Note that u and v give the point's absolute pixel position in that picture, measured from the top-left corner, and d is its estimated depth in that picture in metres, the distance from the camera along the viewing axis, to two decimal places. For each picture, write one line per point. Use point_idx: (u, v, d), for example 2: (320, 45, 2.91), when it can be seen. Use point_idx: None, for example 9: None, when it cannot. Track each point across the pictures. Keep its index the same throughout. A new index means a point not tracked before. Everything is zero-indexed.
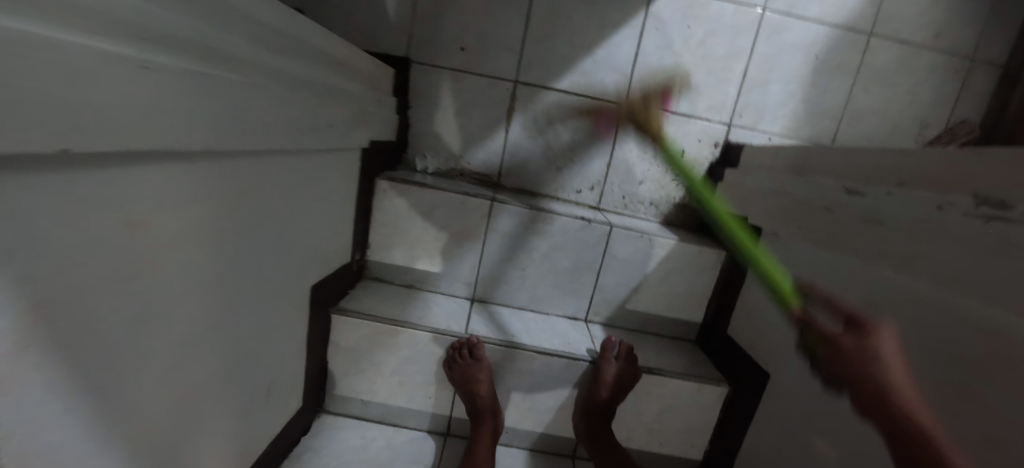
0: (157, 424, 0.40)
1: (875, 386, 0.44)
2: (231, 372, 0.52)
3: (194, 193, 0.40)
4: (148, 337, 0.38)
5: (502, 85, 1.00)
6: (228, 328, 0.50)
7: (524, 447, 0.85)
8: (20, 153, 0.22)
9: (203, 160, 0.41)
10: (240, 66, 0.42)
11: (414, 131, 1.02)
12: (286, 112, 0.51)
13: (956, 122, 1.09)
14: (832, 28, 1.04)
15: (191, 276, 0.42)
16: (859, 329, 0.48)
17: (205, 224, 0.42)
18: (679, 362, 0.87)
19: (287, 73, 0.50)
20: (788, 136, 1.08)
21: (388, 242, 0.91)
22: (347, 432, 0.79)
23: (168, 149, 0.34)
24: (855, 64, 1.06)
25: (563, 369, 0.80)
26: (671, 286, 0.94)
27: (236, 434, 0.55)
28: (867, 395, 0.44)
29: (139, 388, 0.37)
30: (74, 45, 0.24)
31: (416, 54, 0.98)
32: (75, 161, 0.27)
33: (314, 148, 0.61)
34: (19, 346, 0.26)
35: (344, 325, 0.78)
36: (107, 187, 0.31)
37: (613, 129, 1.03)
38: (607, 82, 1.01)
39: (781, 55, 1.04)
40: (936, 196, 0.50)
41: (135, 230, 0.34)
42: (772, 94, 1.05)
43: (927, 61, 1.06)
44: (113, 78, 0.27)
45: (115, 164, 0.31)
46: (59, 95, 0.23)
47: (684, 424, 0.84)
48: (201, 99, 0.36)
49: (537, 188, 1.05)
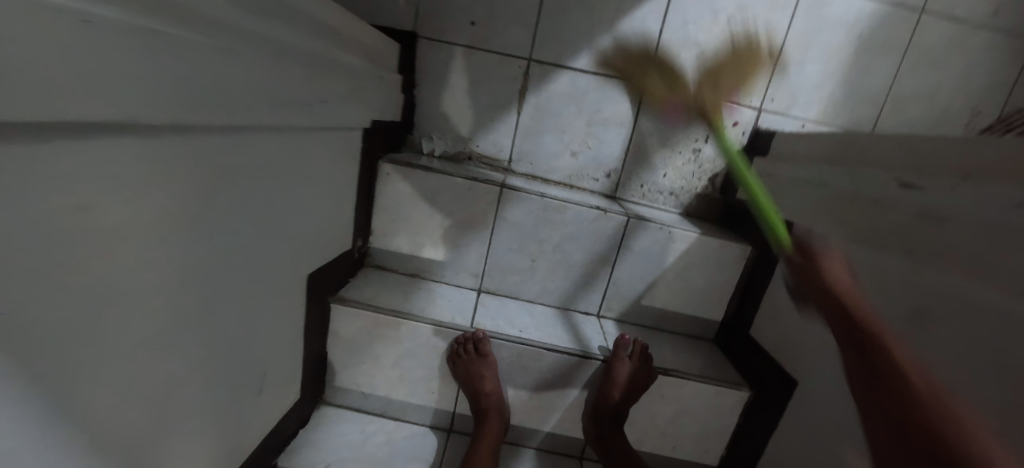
0: (123, 427, 0.37)
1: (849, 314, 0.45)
2: (213, 368, 0.48)
3: (166, 174, 0.36)
4: (109, 338, 0.33)
5: (514, 63, 0.93)
6: (210, 319, 0.46)
7: (530, 446, 0.81)
8: None
9: (174, 136, 0.36)
10: (221, 31, 0.37)
11: (420, 112, 0.96)
12: (274, 87, 0.46)
13: (1010, 110, 0.99)
14: (879, 4, 0.94)
15: (163, 268, 0.38)
16: (812, 257, 0.56)
17: (177, 211, 0.38)
18: (696, 362, 0.82)
19: (276, 40, 0.45)
20: (824, 122, 0.98)
21: (391, 229, 0.87)
22: (346, 425, 0.77)
23: (117, 121, 0.29)
24: (903, 43, 0.96)
25: (573, 368, 0.76)
26: (690, 282, 0.88)
27: (221, 431, 0.52)
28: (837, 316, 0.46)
29: (100, 391, 0.33)
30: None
31: (423, 29, 0.92)
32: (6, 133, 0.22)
33: (305, 126, 0.56)
34: None
35: (343, 316, 0.74)
36: (53, 167, 0.26)
37: (632, 111, 0.95)
38: (628, 61, 0.93)
39: (821, 31, 0.94)
40: (1014, 191, 0.44)
41: (87, 215, 0.29)
42: (808, 76, 0.95)
43: (984, 41, 0.96)
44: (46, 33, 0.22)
45: (58, 137, 0.26)
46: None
47: (700, 428, 0.79)
48: (160, 65, 0.31)
49: (550, 175, 0.99)
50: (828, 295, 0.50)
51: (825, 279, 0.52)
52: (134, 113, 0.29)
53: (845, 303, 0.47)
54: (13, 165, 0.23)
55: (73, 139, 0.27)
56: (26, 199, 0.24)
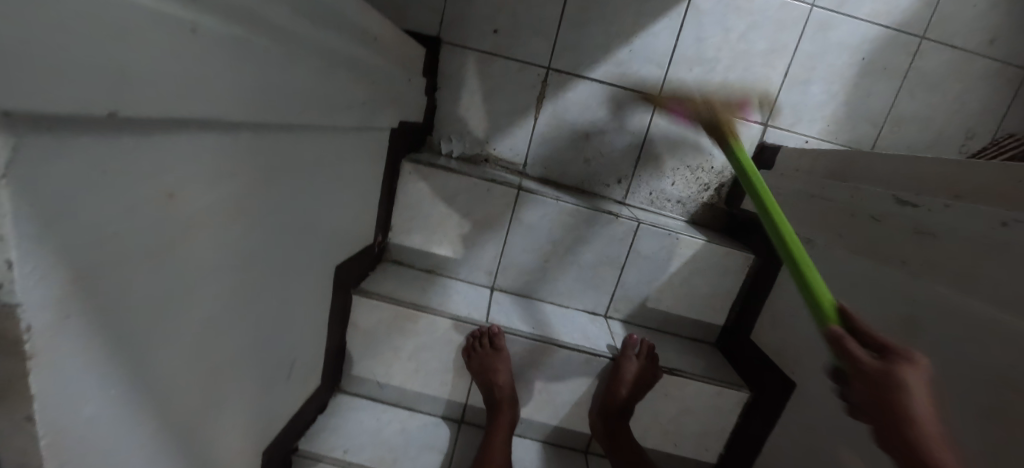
0: (186, 399, 0.40)
1: (912, 437, 0.36)
2: (254, 350, 0.52)
3: (234, 166, 0.39)
4: (179, 316, 0.37)
5: (533, 72, 0.97)
6: (256, 303, 0.49)
7: (537, 439, 0.84)
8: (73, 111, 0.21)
9: (243, 134, 0.39)
10: (289, 40, 0.40)
11: (440, 114, 1.00)
12: (323, 89, 0.49)
13: (1003, 135, 1.04)
14: (882, 29, 0.98)
15: (224, 253, 0.41)
16: (894, 358, 0.40)
17: (238, 201, 0.41)
18: (698, 363, 0.86)
19: (329, 47, 0.49)
20: (826, 139, 1.03)
21: (410, 226, 0.90)
22: (362, 413, 0.79)
23: (204, 118, 0.32)
24: (903, 68, 1.01)
25: (582, 365, 0.79)
26: (695, 287, 0.92)
27: (256, 411, 0.55)
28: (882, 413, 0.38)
29: (168, 364, 0.37)
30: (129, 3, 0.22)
31: (447, 35, 0.96)
32: (108, 124, 0.25)
33: (345, 126, 0.59)
34: (60, 314, 0.25)
35: (364, 307, 0.78)
36: (151, 158, 0.30)
37: (644, 122, 0.99)
38: (642, 74, 0.97)
39: (826, 53, 0.99)
40: (1001, 212, 0.47)
41: (174, 203, 0.33)
42: (812, 95, 1.01)
43: (980, 68, 1.01)
44: (163, 40, 0.25)
45: (157, 132, 0.29)
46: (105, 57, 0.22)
47: (700, 427, 0.83)
48: (243, 69, 0.34)
49: (562, 180, 1.03)
50: (895, 410, 0.37)
51: (890, 380, 0.38)
52: (220, 112, 0.33)
53: (922, 440, 0.36)
54: (116, 152, 0.27)
55: (168, 134, 0.31)
56: (124, 186, 0.28)
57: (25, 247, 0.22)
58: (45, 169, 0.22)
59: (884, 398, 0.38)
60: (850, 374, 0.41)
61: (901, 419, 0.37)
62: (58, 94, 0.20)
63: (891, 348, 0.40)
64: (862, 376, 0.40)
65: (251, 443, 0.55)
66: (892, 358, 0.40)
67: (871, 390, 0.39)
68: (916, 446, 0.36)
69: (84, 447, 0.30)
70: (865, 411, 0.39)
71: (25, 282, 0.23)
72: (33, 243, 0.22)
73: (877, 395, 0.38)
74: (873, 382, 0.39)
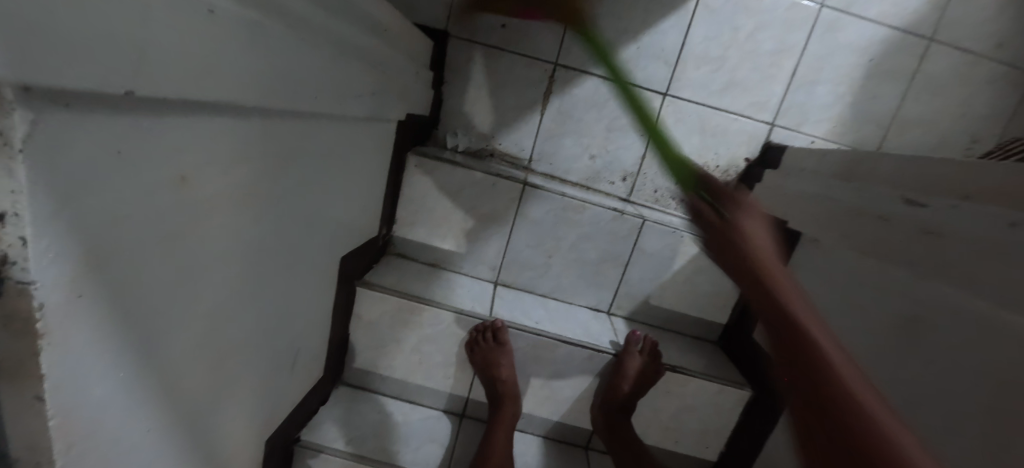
0: (193, 385, 0.40)
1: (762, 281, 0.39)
2: (260, 338, 0.51)
3: (245, 152, 0.39)
4: (189, 301, 0.37)
5: (540, 67, 0.97)
6: (263, 292, 0.49)
7: (538, 434, 0.84)
8: (90, 88, 0.21)
9: (255, 120, 0.39)
10: (303, 26, 0.40)
11: (446, 108, 1.00)
12: (334, 78, 0.49)
13: (1009, 138, 1.04)
14: (891, 30, 0.98)
15: (234, 239, 0.41)
16: (733, 212, 0.45)
17: (250, 187, 0.41)
18: (701, 362, 0.86)
19: (342, 36, 0.48)
20: (833, 140, 1.03)
21: (414, 219, 0.90)
22: (364, 405, 0.79)
23: (217, 102, 0.32)
24: (911, 70, 1.01)
25: (585, 361, 0.79)
26: (698, 286, 0.92)
27: (260, 400, 0.55)
28: (737, 265, 0.42)
29: (176, 349, 0.37)
30: None
31: (455, 28, 0.95)
32: (123, 105, 0.25)
33: (353, 116, 0.59)
34: (72, 294, 0.25)
35: (368, 299, 0.77)
36: (164, 141, 0.29)
37: (650, 119, 0.99)
38: (649, 71, 0.97)
39: (834, 54, 0.99)
40: (1009, 213, 0.47)
41: (187, 186, 0.33)
42: (818, 96, 1.00)
43: (988, 71, 1.01)
44: (182, 21, 0.25)
45: (173, 115, 0.29)
46: (126, 36, 0.22)
47: (702, 425, 0.83)
48: (257, 54, 0.34)
49: (567, 176, 1.02)
50: (730, 248, 0.43)
51: (721, 226, 0.44)
52: (233, 97, 0.33)
53: (756, 262, 0.40)
54: (131, 133, 0.26)
55: (182, 117, 0.30)
56: (137, 168, 0.28)
57: (40, 226, 0.22)
58: (61, 148, 0.22)
59: (722, 242, 0.44)
60: (709, 240, 0.46)
61: (737, 255, 0.42)
62: (75, 69, 0.20)
63: (729, 197, 0.46)
64: (710, 229, 0.45)
65: (254, 432, 0.55)
66: (730, 206, 0.46)
67: (716, 243, 0.45)
68: (750, 268, 0.41)
69: (92, 429, 0.30)
70: (718, 260, 0.44)
71: (39, 260, 0.22)
72: (48, 222, 0.22)
73: (721, 247, 0.44)
74: (716, 234, 0.44)
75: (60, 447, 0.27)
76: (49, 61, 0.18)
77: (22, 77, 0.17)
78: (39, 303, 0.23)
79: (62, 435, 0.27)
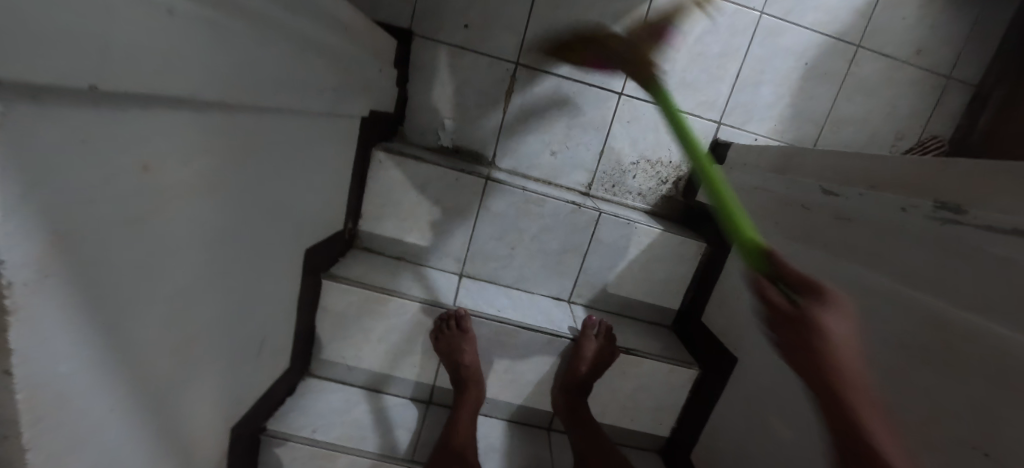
0: (155, 369, 0.42)
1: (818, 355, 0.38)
2: (222, 325, 0.53)
3: (205, 144, 0.41)
4: (151, 286, 0.39)
5: (503, 66, 1.00)
6: (225, 279, 0.51)
7: (502, 418, 0.89)
8: (57, 84, 0.23)
9: (216, 114, 0.41)
10: (262, 25, 0.42)
11: (412, 105, 1.02)
12: (294, 75, 0.52)
13: (928, 136, 1.16)
14: (823, 37, 1.07)
15: (196, 228, 0.43)
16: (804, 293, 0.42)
17: (211, 177, 0.43)
18: (654, 344, 0.93)
19: (301, 34, 0.51)
20: (774, 137, 1.12)
21: (380, 213, 0.92)
22: (331, 395, 0.81)
23: (176, 96, 0.34)
24: (841, 73, 1.10)
25: (546, 345, 0.84)
26: (653, 273, 0.98)
27: (223, 388, 0.56)
28: (796, 333, 0.40)
29: (138, 334, 0.38)
30: None
31: (418, 28, 0.98)
32: (88, 96, 0.27)
33: (314, 112, 0.61)
34: (40, 272, 0.27)
35: (334, 291, 0.79)
36: (128, 132, 0.32)
37: (608, 118, 1.05)
38: (605, 72, 1.02)
39: (775, 58, 1.07)
40: (902, 198, 0.54)
41: (150, 175, 0.35)
42: (761, 96, 1.09)
43: (908, 75, 1.12)
44: (142, 19, 0.28)
45: (138, 107, 0.32)
46: (93, 39, 0.24)
47: (654, 402, 0.90)
48: (215, 49, 0.36)
49: (530, 172, 1.06)
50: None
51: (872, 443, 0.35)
52: (195, 92, 0.35)
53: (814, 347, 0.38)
54: (98, 124, 0.29)
55: (142, 111, 0.32)
56: (101, 158, 0.30)
57: (12, 208, 0.24)
58: (27, 138, 0.24)
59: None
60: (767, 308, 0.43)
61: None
62: (50, 66, 0.22)
63: (808, 287, 0.42)
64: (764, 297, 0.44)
65: (218, 419, 0.56)
66: (802, 294, 0.42)
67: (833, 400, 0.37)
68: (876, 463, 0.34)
69: (57, 405, 0.31)
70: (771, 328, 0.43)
71: (8, 241, 0.24)
72: (20, 206, 0.24)
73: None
74: (835, 388, 0.37)
75: (27, 421, 0.29)
76: (25, 63, 0.20)
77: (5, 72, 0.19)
78: (8, 281, 0.25)
79: (32, 409, 0.29)
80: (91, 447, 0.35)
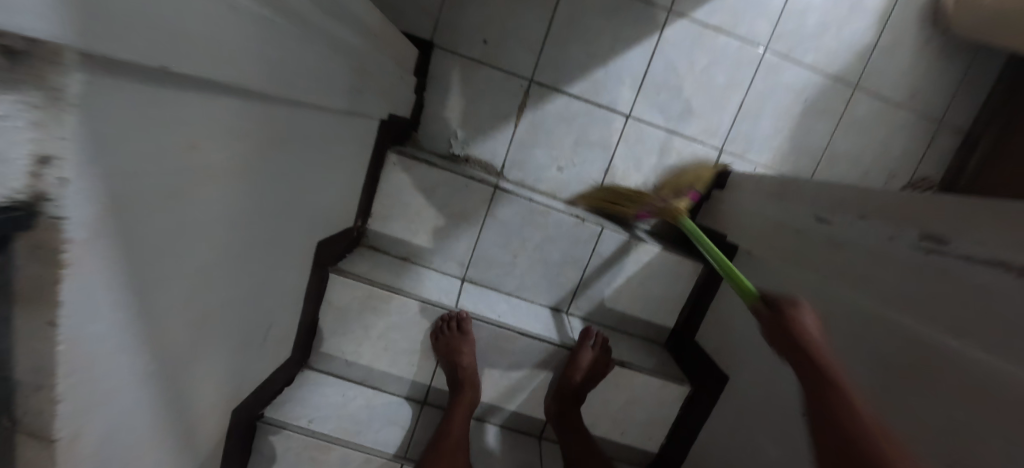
0: (174, 340, 0.43)
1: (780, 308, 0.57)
2: (235, 307, 0.54)
3: (242, 130, 0.44)
4: (182, 259, 0.41)
5: (517, 82, 1.05)
6: (244, 262, 0.53)
7: (495, 423, 0.89)
8: (134, 60, 0.26)
9: (254, 103, 0.44)
10: (305, 25, 0.46)
11: (426, 112, 1.06)
12: (326, 73, 0.55)
13: (918, 177, 1.21)
14: (822, 76, 1.13)
15: (225, 208, 0.45)
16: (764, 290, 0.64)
17: (244, 162, 0.46)
18: (648, 359, 0.94)
19: (336, 36, 0.54)
20: (772, 168, 1.16)
21: (389, 214, 0.94)
22: (328, 389, 0.81)
23: (223, 83, 0.37)
24: (839, 111, 1.16)
25: (543, 353, 0.86)
26: (650, 290, 1.01)
27: (229, 369, 0.57)
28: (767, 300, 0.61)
29: (164, 305, 0.40)
30: None
31: (439, 40, 1.02)
32: (154, 74, 0.30)
33: (338, 109, 0.64)
34: (93, 233, 0.29)
35: (340, 285, 0.81)
36: (181, 111, 0.34)
37: (615, 137, 1.09)
38: (614, 94, 1.07)
39: (776, 93, 1.12)
40: (890, 228, 0.58)
41: (195, 153, 0.38)
42: (761, 128, 1.14)
43: (901, 118, 1.17)
44: (209, 9, 0.30)
45: (192, 89, 0.34)
46: (167, 22, 0.27)
47: (646, 417, 0.91)
48: (263, 43, 0.39)
49: (537, 185, 1.10)
50: None
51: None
52: (241, 80, 0.38)
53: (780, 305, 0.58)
54: (158, 101, 0.31)
55: (195, 94, 0.35)
56: (157, 134, 0.32)
57: (77, 168, 0.26)
58: (99, 106, 0.26)
59: None
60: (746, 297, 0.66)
61: None
62: (127, 43, 0.25)
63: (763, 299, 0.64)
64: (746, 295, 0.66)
65: (220, 401, 0.57)
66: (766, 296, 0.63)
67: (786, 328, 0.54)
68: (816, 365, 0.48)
69: (88, 363, 0.33)
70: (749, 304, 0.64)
71: (71, 199, 0.27)
72: (84, 167, 0.27)
73: None
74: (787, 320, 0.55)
75: (62, 372, 0.31)
76: (108, 34, 0.23)
77: (92, 46, 0.22)
78: (68, 237, 0.27)
79: (69, 361, 0.31)
80: (110, 408, 0.37)
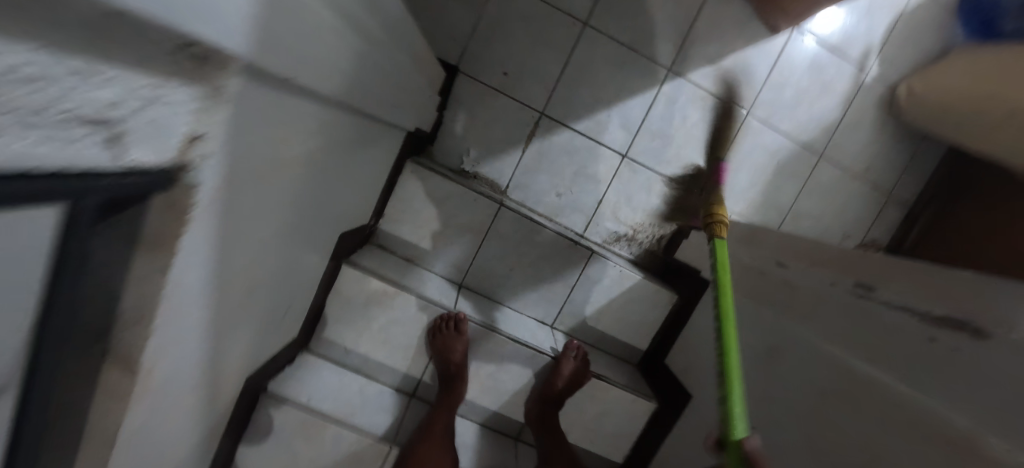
0: (227, 302, 0.50)
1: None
2: (272, 283, 0.61)
3: (316, 131, 0.52)
4: (254, 233, 0.48)
5: (530, 113, 1.16)
6: (288, 244, 0.60)
7: (476, 422, 0.95)
8: (276, 72, 0.34)
9: (328, 109, 0.53)
10: (376, 51, 0.55)
11: (444, 129, 1.15)
12: (379, 89, 0.64)
13: (867, 240, 1.37)
14: (793, 143, 1.29)
15: (289, 195, 0.53)
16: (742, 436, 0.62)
17: (311, 157, 0.54)
18: (622, 376, 1.03)
19: (394, 59, 0.63)
20: (745, 218, 1.30)
21: (400, 217, 1.02)
22: (324, 373, 0.87)
23: (315, 92, 0.45)
24: (804, 175, 1.31)
25: (529, 359, 0.93)
26: (629, 314, 1.10)
27: (249, 338, 0.63)
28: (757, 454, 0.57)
29: (231, 269, 0.47)
30: (320, 14, 0.36)
31: (464, 67, 1.13)
32: (279, 83, 0.38)
33: (380, 119, 0.73)
34: (212, 200, 0.37)
35: (349, 276, 0.87)
36: (285, 113, 0.42)
37: (611, 173, 1.20)
38: (614, 135, 1.19)
39: (753, 152, 1.27)
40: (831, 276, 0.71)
41: (285, 147, 0.46)
42: (739, 181, 1.28)
43: (856, 187, 1.34)
44: (326, 39, 0.39)
45: (295, 96, 0.43)
46: (301, 47, 0.35)
47: (615, 429, 0.99)
48: (349, 63, 0.48)
49: (536, 207, 1.20)
50: None
51: None
52: (328, 91, 0.47)
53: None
54: (275, 103, 0.40)
55: (295, 99, 0.43)
56: (269, 129, 0.41)
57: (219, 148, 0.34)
58: (244, 103, 0.34)
59: None
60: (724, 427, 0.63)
61: None
62: (276, 60, 0.33)
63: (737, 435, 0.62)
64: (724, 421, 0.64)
65: (234, 367, 0.62)
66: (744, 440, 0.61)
67: None
68: None
69: (174, 305, 0.40)
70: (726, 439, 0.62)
71: (208, 171, 0.34)
72: (223, 148, 0.35)
73: None
74: None
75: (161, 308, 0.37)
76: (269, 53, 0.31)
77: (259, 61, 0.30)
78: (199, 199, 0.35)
79: (169, 297, 0.38)
80: (172, 349, 0.43)
